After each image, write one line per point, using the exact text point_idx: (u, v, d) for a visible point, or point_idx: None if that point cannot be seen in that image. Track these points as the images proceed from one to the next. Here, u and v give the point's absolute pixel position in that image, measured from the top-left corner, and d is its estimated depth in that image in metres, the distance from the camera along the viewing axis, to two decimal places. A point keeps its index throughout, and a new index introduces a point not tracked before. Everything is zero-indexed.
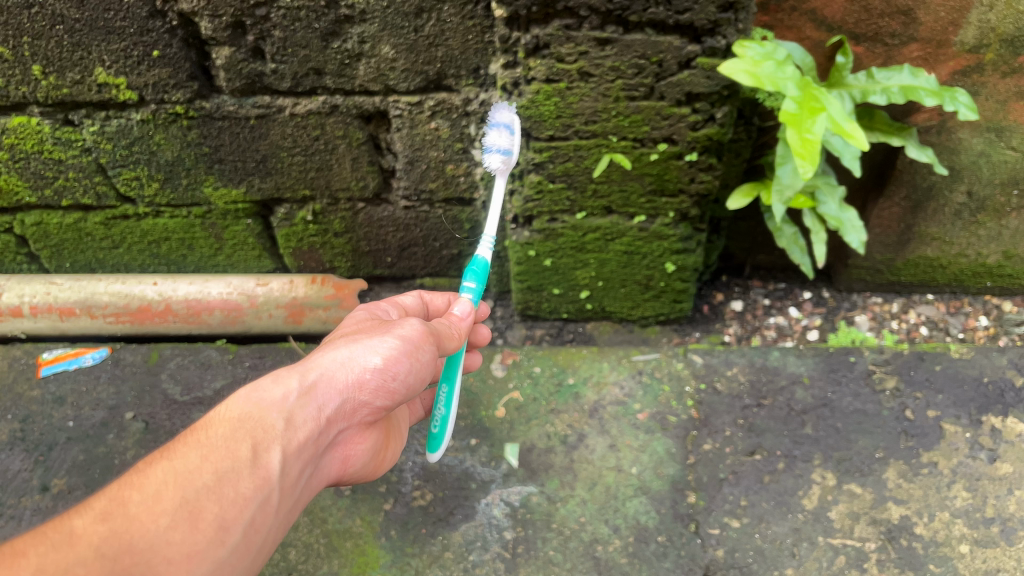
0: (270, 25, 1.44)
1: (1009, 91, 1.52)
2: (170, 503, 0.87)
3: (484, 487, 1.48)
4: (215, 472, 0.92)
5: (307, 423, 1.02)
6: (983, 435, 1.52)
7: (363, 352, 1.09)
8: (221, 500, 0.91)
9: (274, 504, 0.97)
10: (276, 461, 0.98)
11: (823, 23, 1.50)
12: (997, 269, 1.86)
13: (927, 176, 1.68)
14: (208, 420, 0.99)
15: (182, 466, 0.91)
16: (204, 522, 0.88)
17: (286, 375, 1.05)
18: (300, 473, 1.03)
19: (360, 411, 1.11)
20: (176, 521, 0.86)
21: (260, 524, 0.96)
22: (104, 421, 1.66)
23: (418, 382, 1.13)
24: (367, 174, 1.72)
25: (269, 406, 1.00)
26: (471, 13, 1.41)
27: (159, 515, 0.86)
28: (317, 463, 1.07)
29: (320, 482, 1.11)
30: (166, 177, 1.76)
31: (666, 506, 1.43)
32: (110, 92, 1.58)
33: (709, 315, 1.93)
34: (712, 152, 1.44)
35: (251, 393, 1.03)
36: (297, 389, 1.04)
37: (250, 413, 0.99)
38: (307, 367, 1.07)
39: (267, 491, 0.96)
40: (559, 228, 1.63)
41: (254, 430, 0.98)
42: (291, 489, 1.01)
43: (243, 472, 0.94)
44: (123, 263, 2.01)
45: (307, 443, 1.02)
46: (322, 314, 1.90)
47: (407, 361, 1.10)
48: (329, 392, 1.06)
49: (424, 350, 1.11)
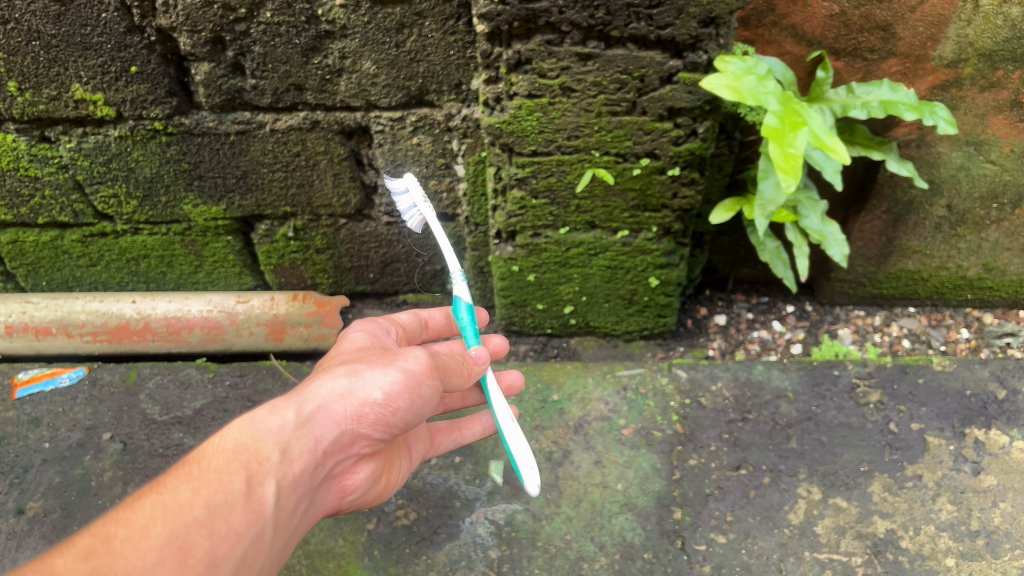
0: (250, 40, 1.43)
1: (988, 105, 1.53)
2: (158, 538, 0.78)
3: (468, 506, 1.46)
4: (206, 505, 0.84)
5: (303, 456, 0.97)
6: (967, 447, 1.52)
7: (363, 384, 1.04)
8: (214, 536, 0.83)
9: (267, 540, 0.90)
10: (270, 495, 0.91)
11: (803, 39, 1.51)
12: (977, 281, 1.87)
13: (907, 190, 1.70)
14: (200, 451, 0.92)
15: (171, 500, 0.83)
16: (195, 559, 0.80)
17: (282, 406, 0.99)
18: (295, 508, 0.96)
19: (357, 443, 1.06)
20: (164, 558, 0.77)
21: (252, 562, 0.88)
22: (81, 442, 1.63)
23: (418, 414, 1.09)
24: (349, 190, 1.71)
25: (265, 438, 0.94)
26: (452, 28, 1.40)
27: (146, 551, 0.77)
28: (312, 496, 1.01)
29: (313, 515, 1.05)
30: (144, 194, 1.74)
31: (652, 522, 1.42)
32: (88, 109, 1.56)
33: (692, 330, 1.93)
34: (694, 166, 1.44)
35: (246, 424, 0.97)
36: (293, 420, 0.98)
37: (244, 445, 0.93)
38: (304, 398, 1.02)
39: (259, 527, 0.89)
40: (542, 243, 1.62)
41: (247, 463, 0.91)
42: (284, 525, 0.94)
43: (236, 506, 0.87)
44: (101, 281, 1.99)
45: (302, 477, 0.96)
46: (304, 332, 1.86)
47: (408, 396, 1.05)
48: (327, 424, 1.01)
49: (426, 385, 1.07)
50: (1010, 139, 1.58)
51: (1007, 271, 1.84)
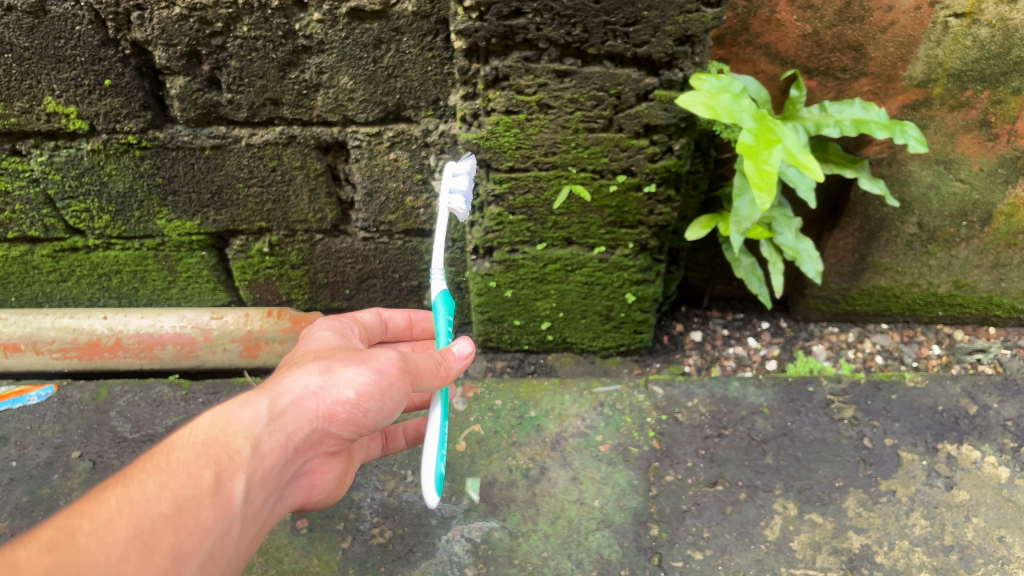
0: (226, 54, 1.42)
1: (957, 125, 1.56)
2: (123, 533, 0.78)
3: (444, 523, 1.45)
4: (174, 499, 0.83)
5: (275, 452, 0.95)
6: (939, 462, 1.53)
7: (337, 383, 1.03)
8: (180, 531, 0.82)
9: (234, 535, 0.89)
10: (239, 490, 0.90)
11: (777, 57, 1.53)
12: (948, 298, 1.90)
13: (879, 208, 1.72)
14: (170, 443, 0.90)
15: (138, 492, 0.82)
16: (159, 555, 0.79)
17: (255, 398, 0.97)
18: (264, 503, 0.95)
19: (327, 439, 1.04)
20: (129, 553, 0.77)
21: (219, 557, 0.87)
22: (48, 461, 1.60)
23: (388, 415, 1.08)
24: (325, 206, 1.70)
25: (236, 432, 0.92)
26: (430, 44, 1.41)
27: (111, 545, 0.76)
28: (281, 492, 1.00)
29: (281, 511, 1.04)
30: (117, 209, 1.72)
31: (629, 538, 1.42)
32: (60, 122, 1.55)
33: (669, 346, 1.94)
34: (670, 183, 1.46)
35: (218, 416, 0.94)
36: (266, 414, 0.96)
37: (214, 438, 0.91)
38: (277, 391, 1.00)
39: (227, 523, 0.87)
40: (519, 259, 1.62)
41: (218, 456, 0.89)
42: (252, 520, 0.93)
43: (204, 501, 0.85)
44: (71, 297, 1.95)
45: (272, 474, 0.95)
46: (279, 348, 1.87)
47: (380, 398, 1.04)
48: (299, 420, 0.99)
49: (398, 387, 1.06)
50: (979, 158, 1.61)
51: (977, 288, 1.86)
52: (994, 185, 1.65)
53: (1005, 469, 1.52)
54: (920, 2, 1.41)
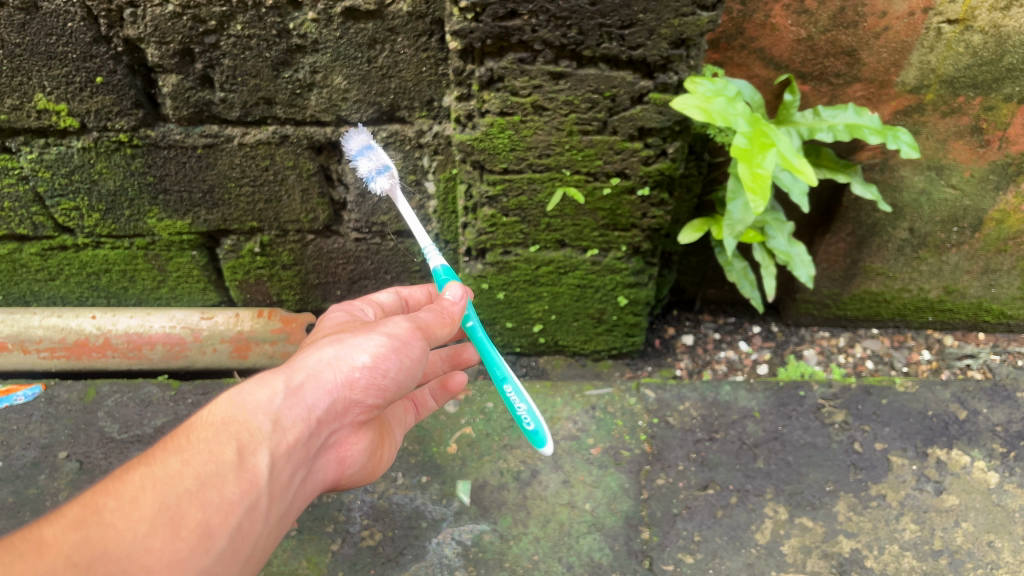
0: (219, 53, 1.41)
1: (949, 131, 1.56)
2: (148, 508, 0.78)
3: (435, 526, 1.44)
4: (198, 475, 0.84)
5: (297, 425, 0.96)
6: (929, 467, 1.54)
7: (350, 351, 1.04)
8: (206, 506, 0.83)
9: (262, 510, 0.89)
10: (264, 464, 0.90)
11: (771, 62, 1.53)
12: (938, 303, 1.91)
13: (871, 213, 1.73)
14: (190, 424, 0.91)
15: (160, 471, 0.83)
16: (187, 529, 0.80)
17: (271, 376, 0.98)
18: (291, 478, 0.95)
19: (353, 410, 1.05)
20: (155, 528, 0.78)
21: (248, 531, 0.88)
22: (35, 461, 1.58)
23: (408, 377, 1.09)
24: (317, 206, 1.70)
25: (255, 409, 0.93)
26: (425, 45, 1.40)
27: (136, 521, 0.77)
28: (309, 467, 1.00)
29: (311, 488, 1.04)
30: (107, 207, 1.71)
31: (620, 542, 1.41)
32: (50, 119, 1.53)
33: (660, 349, 1.94)
34: (664, 187, 1.46)
35: (235, 397, 0.95)
36: (283, 390, 0.97)
37: (234, 417, 0.92)
38: (293, 368, 1.01)
39: (254, 498, 0.88)
40: (512, 261, 1.62)
41: (238, 433, 0.90)
42: (280, 496, 0.93)
43: (228, 476, 0.86)
44: (60, 296, 1.94)
45: (297, 448, 0.96)
46: (269, 349, 1.86)
47: (396, 357, 1.05)
48: (319, 393, 1.00)
49: (413, 344, 1.08)
50: (971, 164, 1.61)
51: (967, 294, 1.88)
52: (984, 192, 1.66)
53: (994, 474, 1.53)
54: (913, 8, 1.42)
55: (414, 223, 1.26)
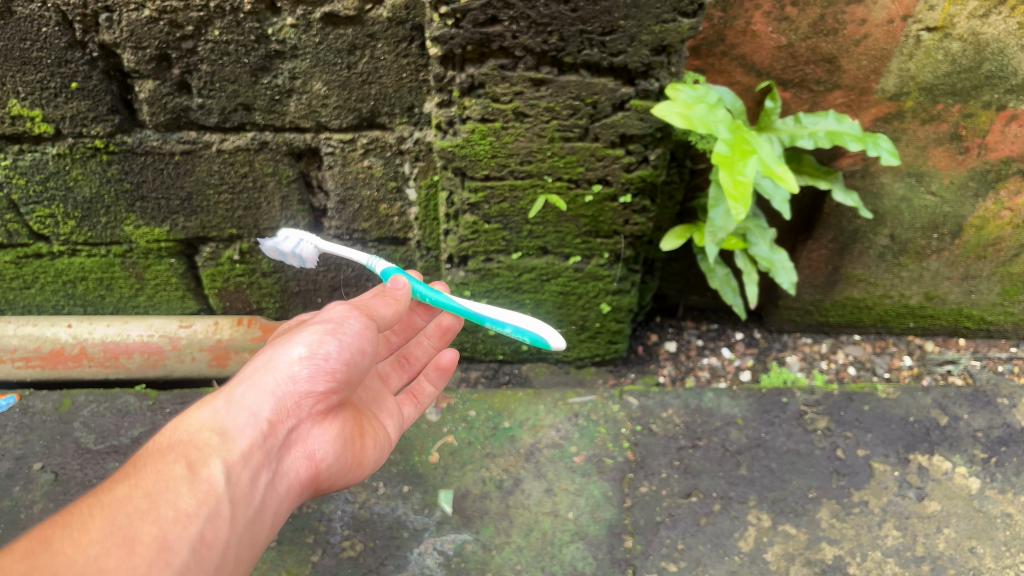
0: (197, 58, 1.40)
1: (928, 138, 1.57)
2: (99, 531, 0.79)
3: (416, 536, 1.42)
4: (146, 494, 0.85)
5: (245, 431, 0.99)
6: (911, 473, 1.54)
7: (287, 348, 1.07)
8: (160, 521, 0.84)
9: (224, 517, 0.91)
10: (216, 473, 0.93)
11: (753, 69, 1.53)
12: (919, 310, 1.91)
13: (852, 219, 1.73)
14: (137, 457, 0.93)
15: (109, 497, 0.84)
16: (143, 545, 0.80)
17: (210, 397, 1.02)
18: (252, 483, 0.98)
19: (308, 405, 1.08)
20: (108, 548, 0.78)
21: (213, 540, 0.89)
22: (9, 473, 1.56)
23: (360, 356, 1.11)
24: (297, 213, 1.68)
25: (197, 429, 0.97)
26: (405, 50, 1.39)
27: (87, 545, 0.77)
28: (275, 469, 1.03)
29: (290, 494, 1.06)
30: (83, 214, 1.69)
31: (603, 550, 1.41)
32: (25, 125, 1.51)
33: (643, 356, 1.93)
34: (646, 193, 1.45)
35: (178, 424, 0.99)
36: (223, 405, 1.01)
37: (178, 440, 0.95)
38: (234, 382, 1.05)
39: (211, 506, 0.90)
40: (493, 268, 1.61)
41: (184, 452, 0.93)
42: (244, 501, 0.95)
43: (179, 490, 0.88)
44: (35, 304, 1.91)
45: (250, 451, 0.98)
46: (248, 358, 1.83)
47: (335, 339, 1.08)
48: (261, 396, 1.03)
49: (352, 321, 1.10)
50: (950, 171, 1.62)
51: (947, 300, 1.88)
52: (964, 199, 1.67)
53: (975, 480, 1.53)
54: (892, 16, 1.42)
55: (341, 252, 1.34)
